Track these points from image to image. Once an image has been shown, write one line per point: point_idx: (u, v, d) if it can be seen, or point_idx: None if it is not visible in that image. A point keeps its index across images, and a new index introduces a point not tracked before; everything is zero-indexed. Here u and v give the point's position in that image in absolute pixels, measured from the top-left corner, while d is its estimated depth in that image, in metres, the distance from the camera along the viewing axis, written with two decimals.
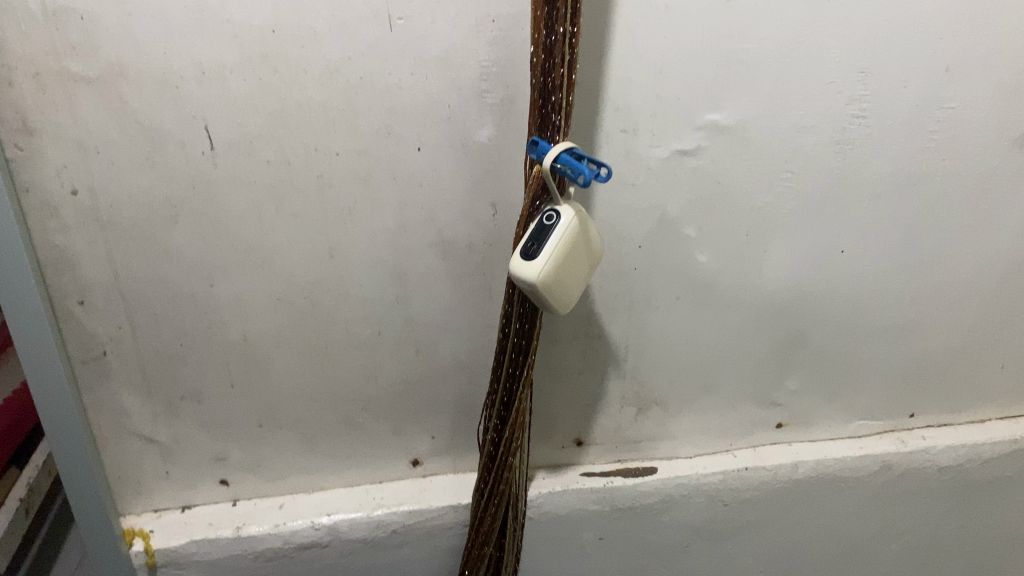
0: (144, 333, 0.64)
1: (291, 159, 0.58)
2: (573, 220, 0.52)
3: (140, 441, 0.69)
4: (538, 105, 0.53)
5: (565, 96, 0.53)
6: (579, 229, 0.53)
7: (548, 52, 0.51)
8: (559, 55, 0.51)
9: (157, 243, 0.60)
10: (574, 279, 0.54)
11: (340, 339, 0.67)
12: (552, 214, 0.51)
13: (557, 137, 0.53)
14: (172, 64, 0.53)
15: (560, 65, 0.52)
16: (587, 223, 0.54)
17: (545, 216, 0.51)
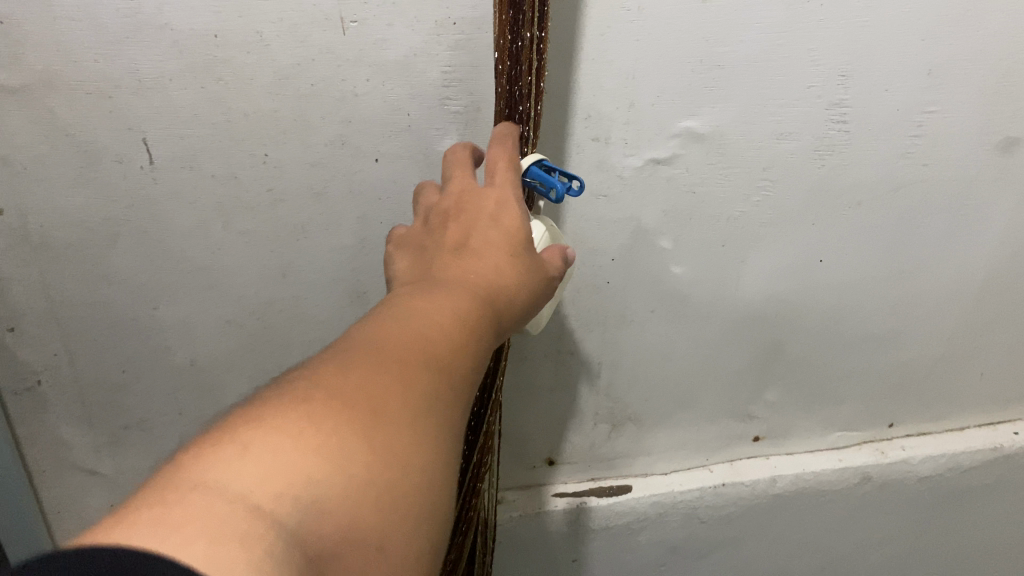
0: (83, 360, 0.59)
1: (238, 173, 0.54)
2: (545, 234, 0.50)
3: (82, 473, 0.65)
4: (505, 114, 0.50)
5: (533, 106, 0.50)
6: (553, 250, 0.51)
7: (515, 58, 0.48)
8: (526, 62, 0.48)
9: (95, 265, 0.55)
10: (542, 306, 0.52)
11: (296, 362, 0.63)
12: None
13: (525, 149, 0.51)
14: (105, 72, 0.48)
15: (528, 73, 0.49)
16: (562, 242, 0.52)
17: None
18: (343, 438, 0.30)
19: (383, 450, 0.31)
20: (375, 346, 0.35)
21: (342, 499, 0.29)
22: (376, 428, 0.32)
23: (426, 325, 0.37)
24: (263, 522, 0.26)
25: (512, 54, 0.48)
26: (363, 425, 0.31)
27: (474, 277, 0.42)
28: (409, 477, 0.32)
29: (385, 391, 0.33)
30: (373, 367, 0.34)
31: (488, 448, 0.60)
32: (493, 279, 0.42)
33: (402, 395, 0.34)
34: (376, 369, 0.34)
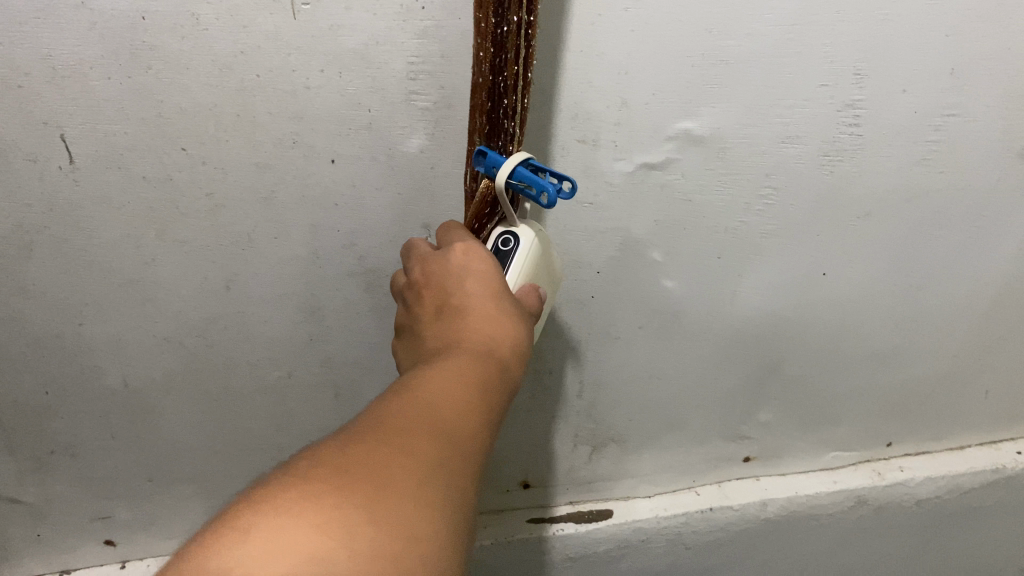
0: (1, 380, 0.53)
1: (172, 174, 0.47)
2: (534, 243, 0.45)
3: (4, 501, 0.60)
4: (487, 109, 0.44)
5: (520, 99, 0.43)
6: (544, 260, 0.46)
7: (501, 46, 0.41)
8: (512, 50, 0.41)
9: (9, 277, 0.49)
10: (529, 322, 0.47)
11: (243, 382, 0.57)
12: (508, 237, 0.44)
13: (510, 147, 0.45)
14: (10, 58, 0.41)
15: (514, 62, 0.42)
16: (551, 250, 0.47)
17: (499, 241, 0.44)
18: (395, 527, 0.27)
19: (409, 501, 0.28)
20: (393, 418, 0.32)
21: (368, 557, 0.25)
22: (427, 506, 0.28)
23: (443, 393, 0.34)
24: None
25: (498, 41, 0.41)
26: (413, 508, 0.28)
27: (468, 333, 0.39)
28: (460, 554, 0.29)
29: (421, 463, 0.30)
30: (403, 441, 0.30)
31: None
32: (491, 326, 0.39)
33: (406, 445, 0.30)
34: (406, 442, 0.30)
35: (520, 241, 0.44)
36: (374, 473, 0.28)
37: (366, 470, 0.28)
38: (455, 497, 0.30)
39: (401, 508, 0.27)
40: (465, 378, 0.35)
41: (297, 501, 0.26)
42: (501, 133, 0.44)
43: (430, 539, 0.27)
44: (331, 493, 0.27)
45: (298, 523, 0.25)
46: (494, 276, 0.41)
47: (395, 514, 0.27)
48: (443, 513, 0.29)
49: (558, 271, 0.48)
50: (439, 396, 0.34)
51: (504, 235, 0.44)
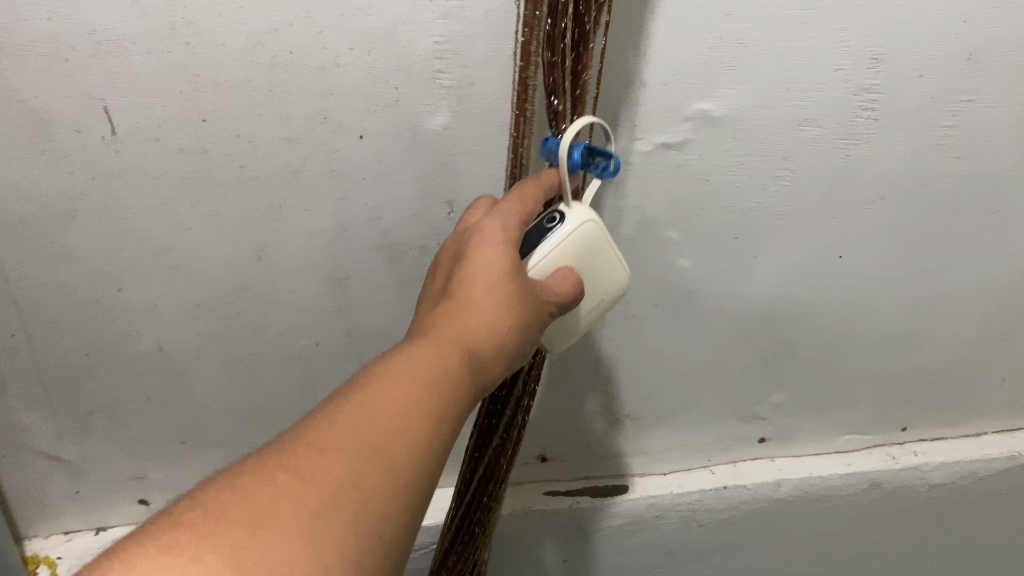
0: (43, 343, 0.56)
1: (207, 146, 0.49)
2: (582, 233, 0.42)
3: (44, 459, 0.63)
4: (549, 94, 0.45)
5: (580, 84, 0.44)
6: (595, 252, 0.43)
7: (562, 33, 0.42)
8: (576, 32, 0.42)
9: (52, 243, 0.51)
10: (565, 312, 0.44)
11: (271, 350, 0.60)
12: (556, 216, 0.42)
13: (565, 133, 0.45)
14: (57, 34, 0.43)
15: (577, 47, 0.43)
16: (609, 253, 0.44)
17: (545, 217, 0.43)
18: (266, 565, 0.28)
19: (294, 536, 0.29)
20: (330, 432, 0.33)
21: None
22: (314, 542, 0.29)
23: (385, 403, 0.34)
24: None
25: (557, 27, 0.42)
26: (294, 542, 0.29)
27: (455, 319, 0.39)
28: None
29: (310, 506, 0.30)
30: (314, 463, 0.32)
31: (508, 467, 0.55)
32: (474, 318, 0.38)
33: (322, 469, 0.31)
34: (313, 465, 0.32)
35: (563, 223, 0.42)
36: (264, 504, 0.30)
37: (259, 500, 0.30)
38: (356, 524, 0.31)
39: (279, 543, 0.29)
40: (419, 383, 0.35)
41: (179, 532, 0.29)
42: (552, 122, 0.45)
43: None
44: (213, 526, 0.29)
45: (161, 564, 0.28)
46: (493, 264, 0.39)
47: (271, 549, 0.29)
48: (333, 543, 0.30)
49: (619, 276, 0.45)
50: (380, 406, 0.34)
51: (553, 212, 0.43)
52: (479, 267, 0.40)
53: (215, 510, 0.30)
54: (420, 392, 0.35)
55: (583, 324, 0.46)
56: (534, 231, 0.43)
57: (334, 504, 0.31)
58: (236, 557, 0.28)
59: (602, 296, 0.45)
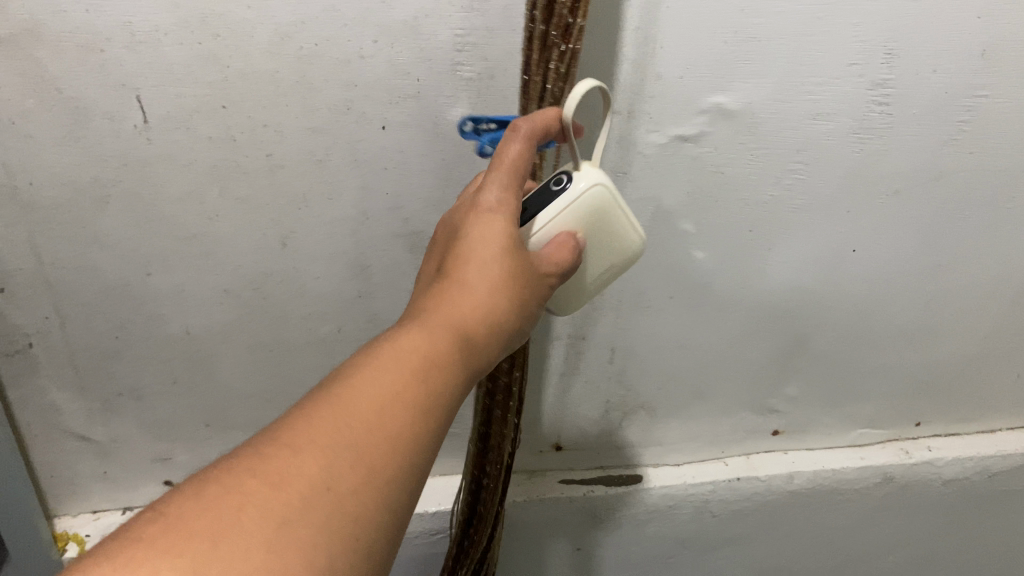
0: (75, 325, 0.58)
1: (235, 135, 0.51)
2: (589, 196, 0.43)
3: (73, 439, 0.65)
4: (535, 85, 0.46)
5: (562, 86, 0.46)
6: (603, 215, 0.44)
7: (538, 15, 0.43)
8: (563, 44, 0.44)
9: (86, 227, 0.53)
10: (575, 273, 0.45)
11: (295, 335, 0.62)
12: (564, 179, 0.43)
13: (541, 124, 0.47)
14: (94, 24, 0.45)
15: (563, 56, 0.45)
16: (618, 216, 0.45)
17: (553, 180, 0.43)
18: (238, 574, 0.27)
19: (292, 529, 0.29)
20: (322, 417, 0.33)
21: None
22: (309, 534, 0.29)
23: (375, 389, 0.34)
24: None
25: (544, 10, 0.43)
26: (264, 550, 0.28)
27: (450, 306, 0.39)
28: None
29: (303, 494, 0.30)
30: (285, 465, 0.31)
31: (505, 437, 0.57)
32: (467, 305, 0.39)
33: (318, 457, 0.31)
34: (285, 468, 0.30)
35: (570, 185, 0.43)
36: (232, 511, 0.29)
37: (225, 507, 0.29)
38: (332, 526, 0.30)
39: (249, 553, 0.28)
40: (410, 369, 0.35)
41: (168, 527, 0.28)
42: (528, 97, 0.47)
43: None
44: (175, 536, 0.28)
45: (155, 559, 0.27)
46: (490, 243, 0.39)
47: (240, 559, 0.27)
48: (307, 548, 0.29)
49: (631, 234, 0.46)
50: (365, 396, 0.34)
51: (561, 175, 0.44)
52: (472, 252, 0.40)
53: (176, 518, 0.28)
54: (400, 388, 0.35)
55: (598, 284, 0.47)
56: (542, 193, 0.44)
57: (308, 508, 0.30)
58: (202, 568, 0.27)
59: (614, 255, 0.46)
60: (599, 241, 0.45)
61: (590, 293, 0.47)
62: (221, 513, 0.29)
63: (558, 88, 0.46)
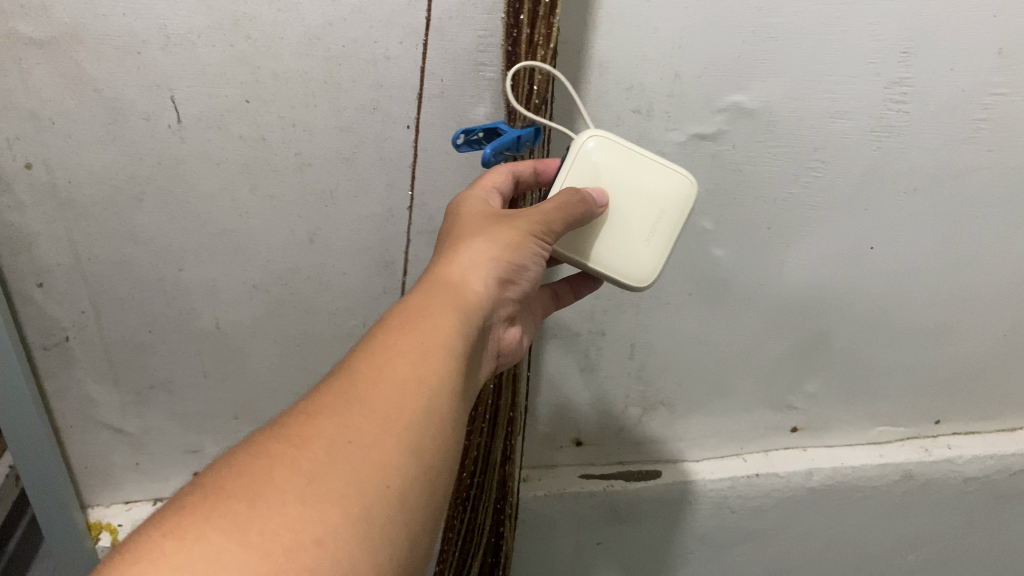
0: (110, 318, 0.60)
1: (265, 134, 0.52)
2: (590, 145, 0.48)
3: (107, 431, 0.67)
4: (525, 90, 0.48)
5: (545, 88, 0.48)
6: (613, 161, 0.48)
7: (522, 19, 0.45)
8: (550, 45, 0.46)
9: (122, 224, 0.55)
10: (625, 227, 0.49)
11: (321, 330, 0.63)
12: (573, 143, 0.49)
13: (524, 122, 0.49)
14: (132, 27, 0.47)
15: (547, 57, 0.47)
16: (630, 160, 0.48)
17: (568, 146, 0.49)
18: (289, 506, 0.31)
19: (331, 467, 0.33)
20: (340, 384, 0.37)
21: (281, 520, 0.30)
22: (346, 469, 0.33)
23: (386, 353, 0.38)
24: (181, 550, 0.28)
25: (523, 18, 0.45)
26: (299, 503, 0.31)
27: (451, 281, 0.43)
28: (365, 527, 0.32)
29: (333, 437, 0.34)
30: (304, 432, 0.34)
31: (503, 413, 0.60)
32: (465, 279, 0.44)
33: (342, 411, 0.35)
34: (304, 434, 0.34)
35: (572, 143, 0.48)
36: (262, 472, 0.32)
37: (266, 461, 0.32)
38: (359, 477, 0.33)
39: (283, 507, 0.31)
40: (420, 334, 0.40)
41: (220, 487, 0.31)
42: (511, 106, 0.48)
43: (319, 532, 0.30)
44: (217, 498, 0.31)
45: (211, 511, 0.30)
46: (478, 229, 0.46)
47: (276, 512, 0.30)
48: (337, 498, 0.32)
49: (661, 168, 0.48)
50: (376, 360, 0.38)
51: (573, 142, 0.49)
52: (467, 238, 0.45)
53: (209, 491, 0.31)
54: (400, 354, 0.39)
55: (666, 228, 0.49)
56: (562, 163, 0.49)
57: (334, 462, 0.33)
58: (241, 526, 0.30)
59: (663, 195, 0.49)
60: (628, 190, 0.49)
61: (648, 249, 0.49)
62: (252, 478, 0.32)
63: (543, 91, 0.48)
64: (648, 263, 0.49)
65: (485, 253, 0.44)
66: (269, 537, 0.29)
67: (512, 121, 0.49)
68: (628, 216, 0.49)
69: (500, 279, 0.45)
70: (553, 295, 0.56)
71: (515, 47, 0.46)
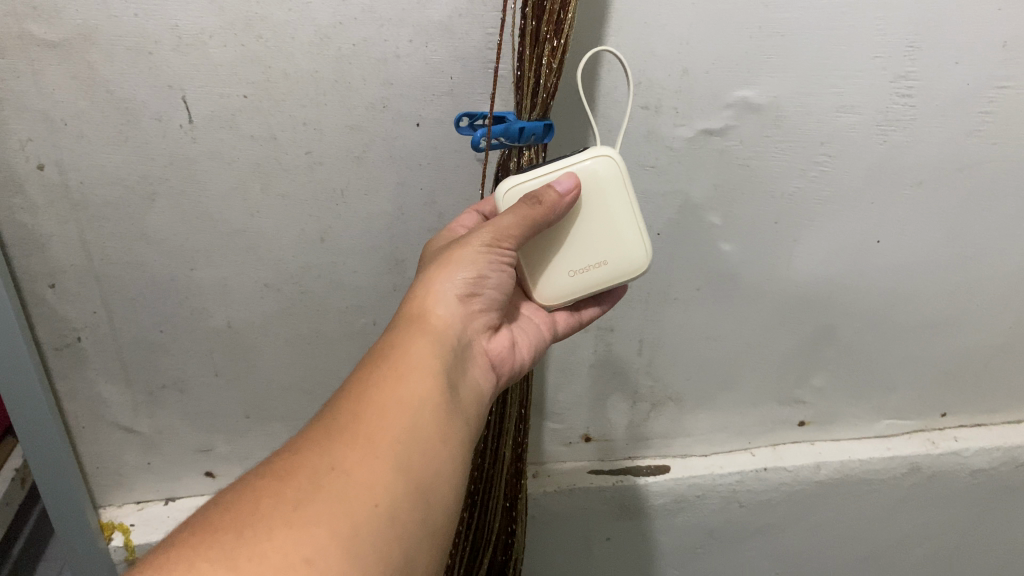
0: (122, 319, 0.61)
1: (276, 134, 0.52)
2: (596, 166, 0.47)
3: (119, 431, 0.68)
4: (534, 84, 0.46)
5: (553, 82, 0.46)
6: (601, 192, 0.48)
7: (529, 11, 0.45)
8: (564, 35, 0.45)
9: (135, 225, 0.55)
10: (573, 255, 0.49)
11: (332, 328, 0.64)
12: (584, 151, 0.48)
13: (532, 114, 0.47)
14: (145, 27, 0.47)
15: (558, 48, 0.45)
16: (616, 208, 0.48)
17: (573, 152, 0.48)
18: (277, 530, 0.32)
19: (316, 491, 0.34)
20: (321, 421, 0.39)
21: (270, 542, 0.32)
22: (331, 492, 0.34)
23: (361, 387, 0.40)
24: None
25: (535, 7, 0.45)
26: (285, 528, 0.32)
27: (422, 307, 0.45)
28: (354, 545, 0.33)
29: (315, 465, 0.36)
30: (289, 465, 0.36)
31: (515, 409, 0.60)
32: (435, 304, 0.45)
33: (324, 442, 0.37)
34: (289, 467, 0.36)
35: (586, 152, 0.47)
36: (251, 503, 0.33)
37: (255, 492, 0.34)
38: (346, 499, 0.34)
39: (270, 534, 0.32)
40: (392, 364, 0.41)
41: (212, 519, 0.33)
42: (520, 100, 0.47)
43: (308, 552, 0.32)
44: (210, 530, 0.32)
45: (201, 543, 0.32)
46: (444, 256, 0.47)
47: (264, 539, 0.32)
48: (324, 520, 0.33)
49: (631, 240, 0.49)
50: (353, 393, 0.40)
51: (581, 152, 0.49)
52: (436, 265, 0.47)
53: (200, 526, 0.33)
54: (376, 384, 0.40)
55: (587, 275, 0.49)
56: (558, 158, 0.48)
57: (319, 487, 0.35)
58: (231, 553, 0.31)
59: (611, 255, 0.49)
60: (596, 224, 0.48)
61: (569, 282, 0.49)
62: (239, 510, 0.33)
63: (551, 86, 0.46)
64: (549, 280, 0.49)
65: (449, 276, 0.45)
66: (258, 562, 0.31)
67: (520, 117, 0.47)
68: (575, 243, 0.49)
69: (470, 296, 0.46)
70: (574, 310, 0.55)
71: (527, 37, 0.46)
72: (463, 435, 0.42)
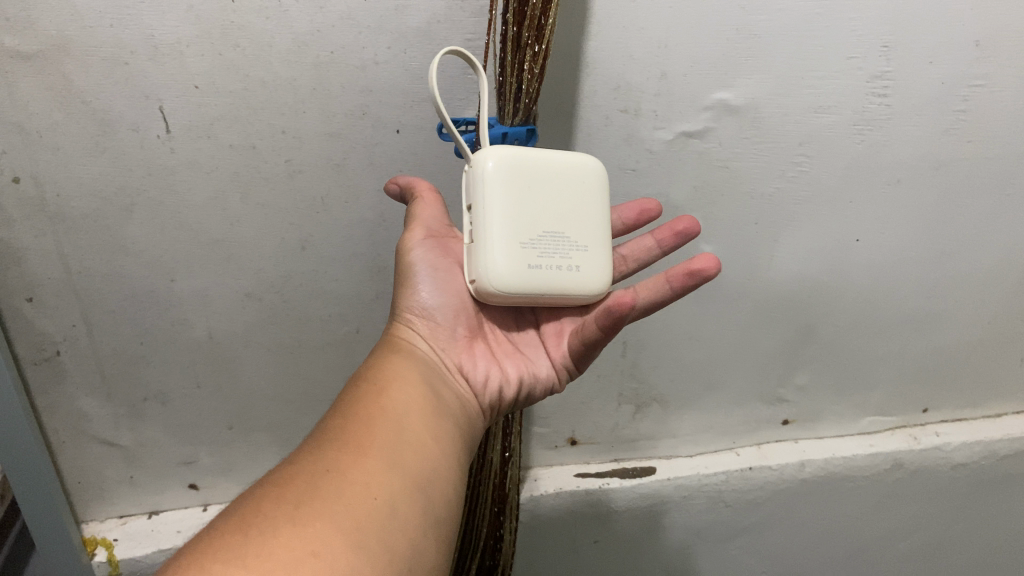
0: (101, 331, 0.60)
1: (255, 142, 0.52)
2: None
3: (100, 444, 0.67)
4: (515, 90, 0.46)
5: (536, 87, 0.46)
6: None
7: (511, 17, 0.44)
8: (546, 40, 0.45)
9: (113, 236, 0.55)
10: None
11: (315, 336, 0.64)
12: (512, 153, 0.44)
13: (517, 120, 0.47)
14: (121, 37, 0.46)
15: (540, 54, 0.45)
16: None
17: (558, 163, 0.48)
18: (281, 527, 0.32)
19: (316, 491, 0.34)
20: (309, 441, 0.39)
21: (276, 537, 0.31)
22: (329, 492, 0.34)
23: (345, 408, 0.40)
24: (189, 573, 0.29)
25: (514, 13, 0.45)
26: (289, 525, 0.32)
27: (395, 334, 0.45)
28: (359, 536, 0.33)
29: (310, 471, 0.35)
30: (285, 473, 0.35)
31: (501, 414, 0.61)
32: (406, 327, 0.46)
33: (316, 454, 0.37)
34: (285, 474, 0.35)
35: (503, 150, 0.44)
36: (252, 508, 0.33)
37: (255, 499, 0.34)
38: (346, 495, 0.34)
39: (274, 530, 0.32)
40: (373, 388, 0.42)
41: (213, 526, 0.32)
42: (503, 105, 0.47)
43: (315, 545, 0.32)
44: (213, 534, 0.32)
45: (208, 545, 0.31)
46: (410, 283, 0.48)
47: (270, 535, 0.31)
48: (326, 515, 0.33)
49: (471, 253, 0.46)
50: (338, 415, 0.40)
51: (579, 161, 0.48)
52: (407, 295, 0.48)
53: (204, 537, 0.32)
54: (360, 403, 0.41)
55: None
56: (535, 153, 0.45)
57: (318, 487, 0.34)
58: (237, 551, 0.30)
59: None
60: None
61: None
62: (241, 513, 0.33)
63: (532, 92, 0.46)
64: None
65: None
66: (266, 555, 0.30)
67: (503, 122, 0.48)
68: None
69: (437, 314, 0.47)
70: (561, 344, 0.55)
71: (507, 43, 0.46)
72: (450, 443, 0.43)
